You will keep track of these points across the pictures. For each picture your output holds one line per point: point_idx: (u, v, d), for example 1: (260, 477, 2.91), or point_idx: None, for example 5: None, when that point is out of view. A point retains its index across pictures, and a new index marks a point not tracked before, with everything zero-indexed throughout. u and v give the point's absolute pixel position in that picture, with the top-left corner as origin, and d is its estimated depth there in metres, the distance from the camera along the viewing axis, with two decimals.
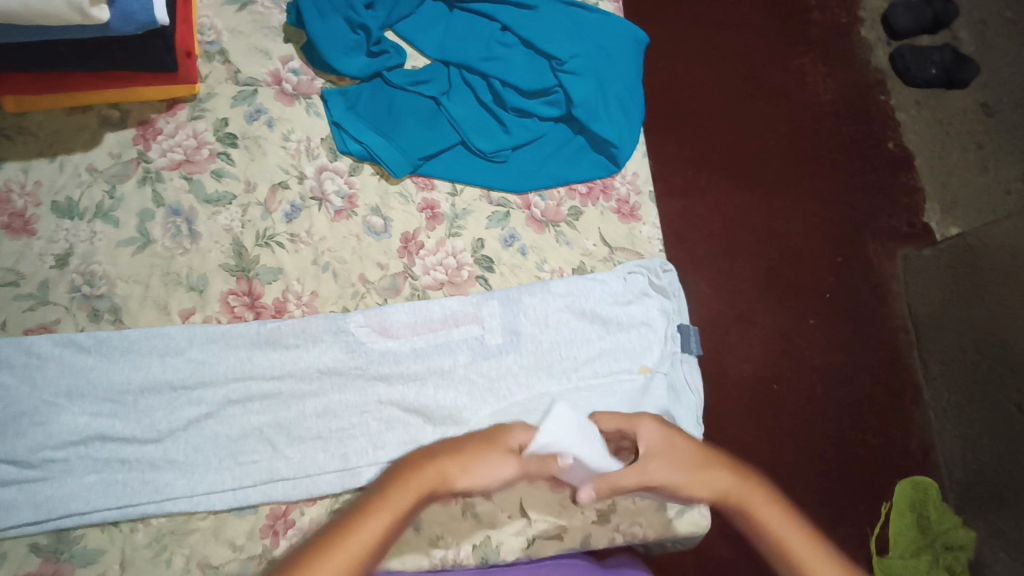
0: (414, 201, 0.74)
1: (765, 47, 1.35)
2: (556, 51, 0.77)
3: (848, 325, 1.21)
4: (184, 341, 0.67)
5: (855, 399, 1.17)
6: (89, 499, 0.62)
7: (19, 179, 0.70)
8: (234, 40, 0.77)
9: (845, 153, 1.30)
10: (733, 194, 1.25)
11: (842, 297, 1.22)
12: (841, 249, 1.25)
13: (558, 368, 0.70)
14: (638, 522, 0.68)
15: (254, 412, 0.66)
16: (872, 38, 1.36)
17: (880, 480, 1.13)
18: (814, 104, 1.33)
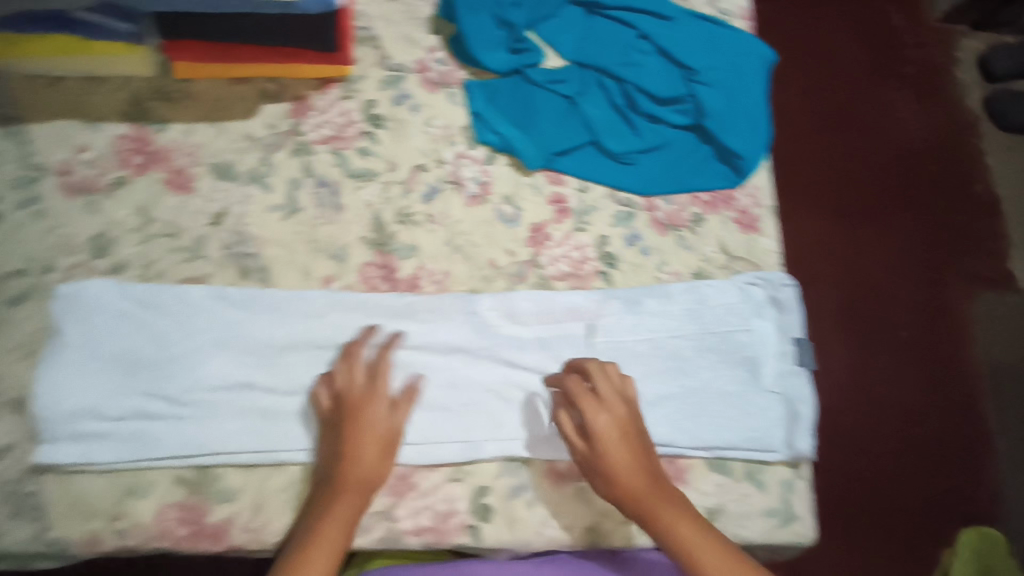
0: (544, 193, 0.77)
1: (859, 79, 1.35)
2: (692, 62, 0.79)
3: (924, 364, 1.20)
4: (326, 305, 0.71)
5: (926, 439, 1.16)
6: (230, 444, 0.67)
7: (182, 139, 0.76)
8: (385, 27, 0.81)
9: (937, 192, 1.29)
10: (816, 222, 1.26)
11: (919, 335, 1.21)
12: (922, 287, 1.24)
13: (670, 372, 0.71)
14: (743, 525, 0.69)
15: (388, 379, 0.70)
16: (966, 79, 1.36)
17: (948, 524, 1.12)
18: (905, 138, 1.32)
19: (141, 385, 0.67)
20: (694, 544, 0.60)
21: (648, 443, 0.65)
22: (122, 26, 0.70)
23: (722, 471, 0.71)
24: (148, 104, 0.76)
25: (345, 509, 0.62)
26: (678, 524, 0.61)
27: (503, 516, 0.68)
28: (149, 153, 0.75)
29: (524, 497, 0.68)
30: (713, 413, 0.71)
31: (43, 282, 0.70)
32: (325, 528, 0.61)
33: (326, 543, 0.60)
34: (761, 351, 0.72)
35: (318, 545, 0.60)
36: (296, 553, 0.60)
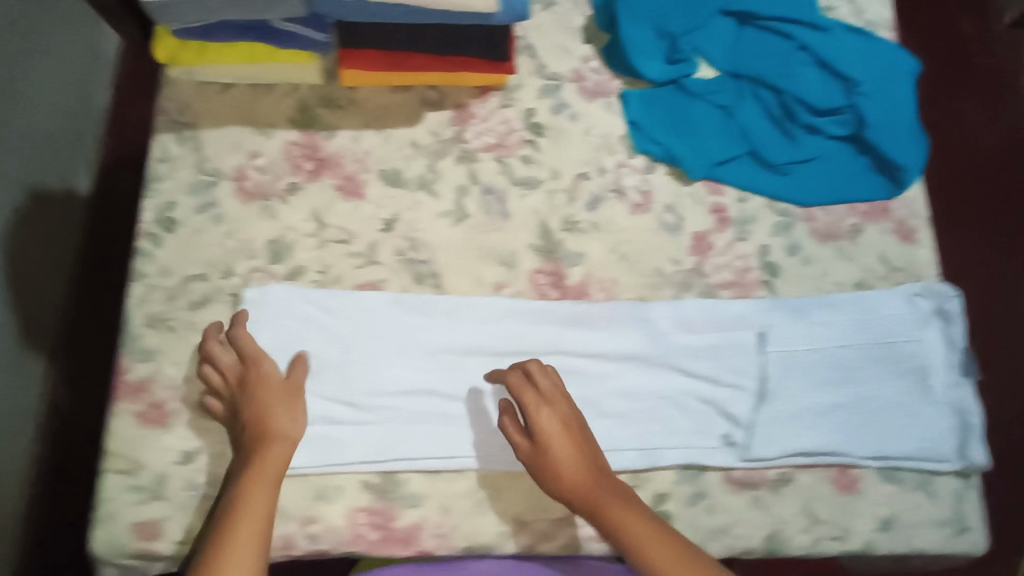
0: (705, 203, 0.78)
1: (931, 95, 1.41)
2: (853, 73, 0.79)
3: (1001, 374, 1.24)
4: (502, 311, 0.71)
5: (1004, 449, 1.19)
6: (420, 448, 0.68)
7: (351, 145, 0.76)
8: (539, 35, 0.81)
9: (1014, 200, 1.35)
10: None
11: (994, 346, 1.26)
12: (994, 296, 1.29)
13: (840, 382, 0.72)
14: (916, 534, 0.70)
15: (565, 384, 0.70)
16: None
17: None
18: (973, 153, 1.38)
19: (325, 390, 0.68)
20: (647, 539, 0.60)
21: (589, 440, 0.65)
22: (315, 35, 0.71)
23: (894, 480, 0.71)
24: (314, 112, 0.77)
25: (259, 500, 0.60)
26: (626, 521, 0.61)
27: (683, 523, 0.68)
28: (320, 160, 0.75)
29: (702, 504, 0.69)
30: (885, 423, 0.71)
31: (226, 286, 0.72)
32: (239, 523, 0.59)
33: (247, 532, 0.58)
34: (929, 361, 0.73)
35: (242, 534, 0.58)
36: (218, 541, 0.58)
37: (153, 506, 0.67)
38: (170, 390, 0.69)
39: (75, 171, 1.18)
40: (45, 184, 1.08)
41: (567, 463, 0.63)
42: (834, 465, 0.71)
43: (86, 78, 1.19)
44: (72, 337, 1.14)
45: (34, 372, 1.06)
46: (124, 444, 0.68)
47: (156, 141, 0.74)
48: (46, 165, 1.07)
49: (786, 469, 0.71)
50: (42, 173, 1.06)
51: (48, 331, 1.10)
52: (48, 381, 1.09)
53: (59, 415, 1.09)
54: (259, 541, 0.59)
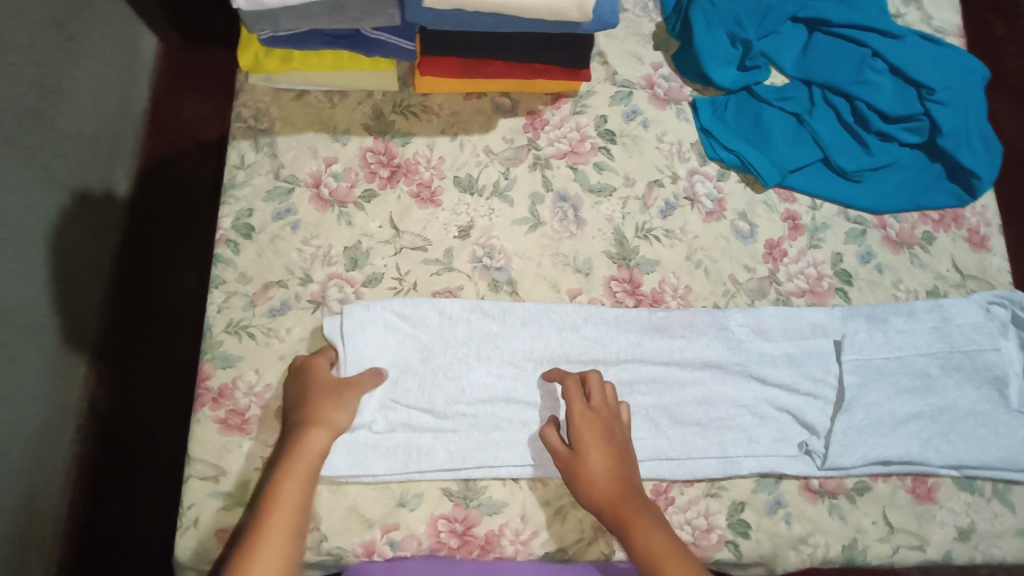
0: (778, 211, 0.78)
1: None
2: (928, 81, 0.78)
3: None
4: (580, 318, 0.72)
5: None
6: (506, 455, 0.67)
7: (425, 153, 0.77)
8: (610, 44, 0.82)
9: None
10: None
11: None
12: None
13: (918, 391, 0.72)
14: (996, 544, 0.69)
15: (646, 390, 0.70)
16: None
17: None
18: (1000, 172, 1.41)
19: (407, 396, 0.68)
20: (666, 555, 0.56)
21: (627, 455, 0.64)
22: (403, 44, 0.71)
23: (970, 489, 0.71)
24: (389, 118, 0.78)
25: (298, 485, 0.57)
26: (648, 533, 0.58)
27: (765, 533, 0.67)
28: (396, 166, 0.76)
29: (782, 513, 0.68)
30: (964, 433, 0.71)
31: (304, 293, 0.72)
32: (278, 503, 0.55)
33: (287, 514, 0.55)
34: (1004, 371, 0.73)
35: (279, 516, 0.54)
36: (255, 525, 0.54)
37: (235, 513, 0.65)
38: (250, 397, 0.68)
39: (117, 170, 1.15)
40: (86, 184, 1.06)
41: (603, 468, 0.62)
42: (912, 474, 0.71)
43: (127, 77, 1.17)
44: (114, 338, 1.10)
45: (76, 375, 1.04)
46: (211, 451, 0.66)
47: (233, 148, 0.75)
48: (87, 166, 1.05)
49: (864, 478, 0.70)
50: (82, 172, 1.04)
51: (92, 332, 1.07)
52: (89, 383, 1.06)
53: (98, 417, 1.06)
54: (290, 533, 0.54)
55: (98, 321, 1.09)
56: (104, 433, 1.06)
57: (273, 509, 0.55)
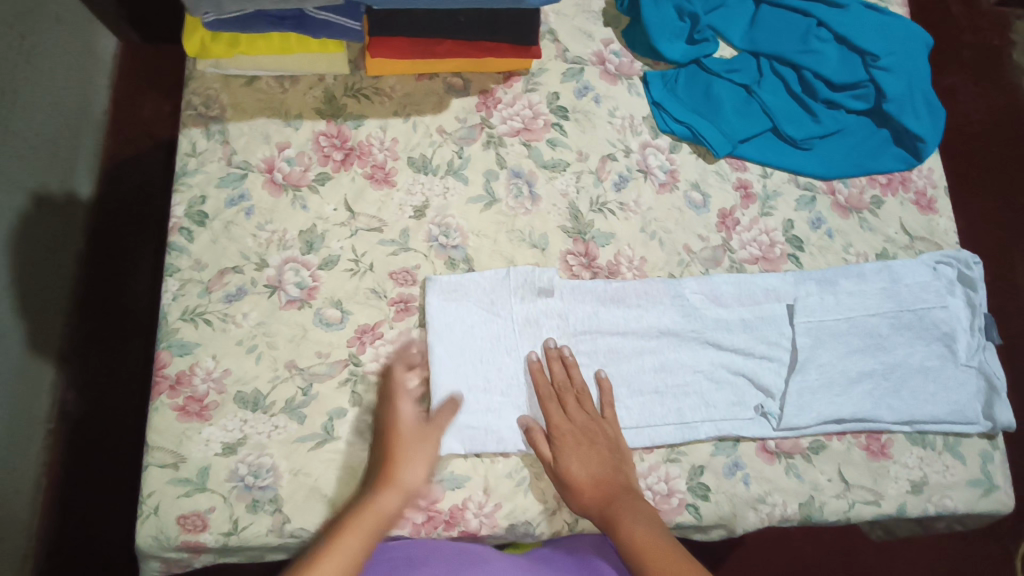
0: (729, 179, 0.79)
1: None
2: (873, 47, 0.80)
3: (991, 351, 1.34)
4: (551, 286, 0.72)
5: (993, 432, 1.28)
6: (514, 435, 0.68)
7: (378, 135, 0.77)
8: (560, 21, 0.83)
9: (993, 174, 1.52)
10: None
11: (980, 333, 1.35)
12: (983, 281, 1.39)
13: (868, 352, 0.73)
14: (948, 496, 0.71)
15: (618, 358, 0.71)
16: (983, 101, 1.57)
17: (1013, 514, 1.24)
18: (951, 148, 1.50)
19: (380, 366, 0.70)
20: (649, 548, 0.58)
21: (625, 452, 0.67)
22: (350, 23, 0.71)
23: (922, 444, 0.73)
24: (341, 102, 0.78)
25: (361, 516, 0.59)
26: (634, 528, 0.60)
27: (723, 494, 0.69)
28: (349, 149, 0.76)
29: (739, 475, 0.70)
30: (914, 388, 0.73)
31: (260, 278, 0.72)
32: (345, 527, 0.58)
33: (354, 536, 0.57)
34: (955, 328, 0.74)
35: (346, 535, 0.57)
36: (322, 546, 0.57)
37: (198, 498, 0.65)
38: (208, 383, 0.68)
39: (78, 172, 1.13)
40: (44, 187, 1.04)
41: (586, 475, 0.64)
42: (865, 431, 0.72)
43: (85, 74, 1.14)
44: (81, 342, 1.09)
45: (43, 379, 1.02)
46: (169, 438, 0.66)
47: (183, 136, 0.75)
48: (44, 168, 1.03)
49: (818, 436, 0.72)
50: (39, 174, 1.02)
51: (57, 337, 1.06)
52: (60, 388, 1.05)
53: (69, 422, 1.05)
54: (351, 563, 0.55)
55: (62, 326, 1.07)
56: (76, 437, 1.05)
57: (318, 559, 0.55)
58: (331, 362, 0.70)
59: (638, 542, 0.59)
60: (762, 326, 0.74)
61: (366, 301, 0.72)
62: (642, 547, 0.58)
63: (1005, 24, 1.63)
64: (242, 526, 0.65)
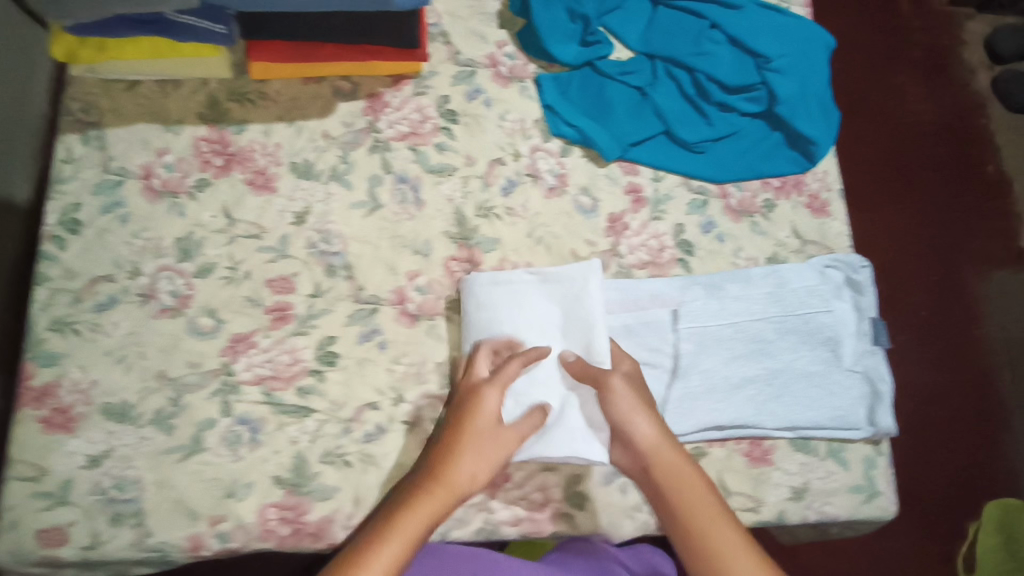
0: (620, 183, 0.78)
1: (851, 86, 1.51)
2: (765, 50, 0.79)
3: (930, 347, 1.35)
4: (486, 293, 0.71)
5: (923, 424, 1.30)
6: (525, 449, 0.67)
7: (260, 140, 0.76)
8: (453, 23, 0.81)
9: (941, 174, 1.48)
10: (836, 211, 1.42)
11: (916, 332, 1.36)
12: (928, 276, 1.40)
13: (753, 358, 0.73)
14: (829, 502, 0.71)
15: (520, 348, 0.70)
16: (938, 89, 1.54)
17: (938, 509, 1.26)
18: (906, 136, 1.49)
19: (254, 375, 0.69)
20: (711, 520, 0.58)
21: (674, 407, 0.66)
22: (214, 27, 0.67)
23: (805, 449, 0.72)
24: (224, 106, 0.76)
25: (437, 500, 0.58)
26: (684, 493, 0.59)
27: (598, 503, 0.69)
28: (229, 154, 0.75)
29: (617, 483, 0.70)
30: (797, 394, 0.72)
31: (133, 287, 0.70)
32: (388, 530, 0.55)
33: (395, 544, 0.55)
34: (840, 333, 0.74)
35: (392, 542, 0.54)
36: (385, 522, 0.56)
37: (58, 512, 0.64)
38: (75, 395, 0.67)
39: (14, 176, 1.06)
40: None
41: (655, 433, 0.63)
42: (747, 437, 0.72)
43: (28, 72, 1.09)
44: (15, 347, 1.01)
45: None
46: (31, 451, 0.65)
47: (59, 141, 0.74)
48: None
49: (699, 443, 0.71)
50: None
51: None
52: None
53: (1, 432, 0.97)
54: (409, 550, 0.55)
55: None
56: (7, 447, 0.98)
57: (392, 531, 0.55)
58: (203, 372, 0.69)
59: (692, 511, 0.58)
60: (647, 332, 0.73)
61: (241, 310, 0.71)
62: (693, 513, 0.58)
63: (955, 25, 1.59)
64: (102, 540, 0.64)
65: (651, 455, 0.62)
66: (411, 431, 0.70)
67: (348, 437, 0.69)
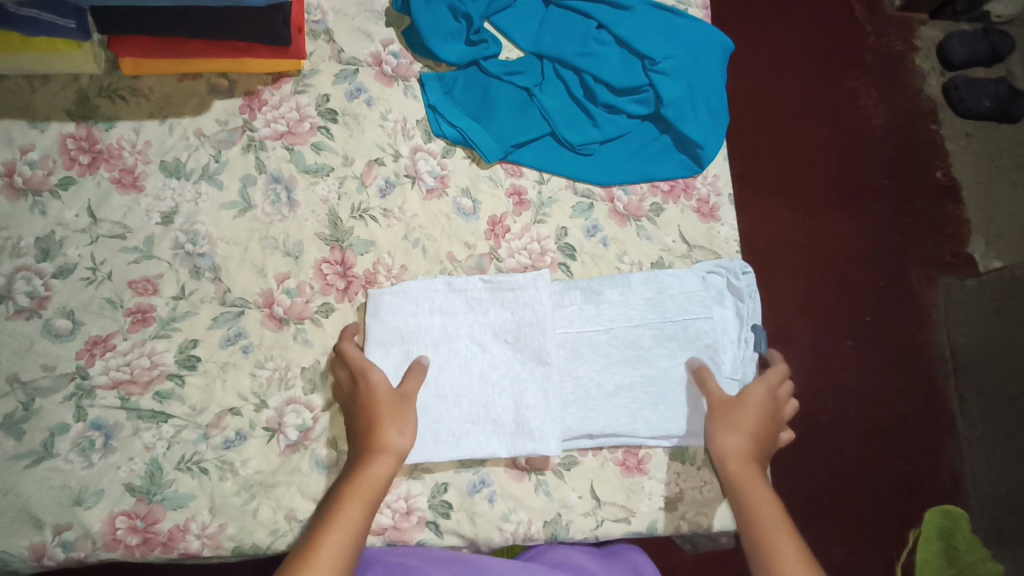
0: (503, 186, 0.77)
1: (797, 86, 1.48)
2: (651, 51, 0.78)
3: (880, 350, 1.33)
4: (402, 294, 0.71)
5: (863, 431, 1.28)
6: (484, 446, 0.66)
7: (130, 137, 0.74)
8: (338, 20, 0.80)
9: (892, 180, 1.43)
10: (779, 212, 1.40)
11: (861, 341, 1.33)
12: (883, 274, 1.37)
13: (631, 363, 0.71)
14: (704, 512, 0.69)
15: (451, 363, 0.70)
16: (892, 87, 1.49)
17: (876, 519, 1.24)
18: (864, 131, 1.46)
19: (110, 378, 0.67)
20: (776, 529, 0.57)
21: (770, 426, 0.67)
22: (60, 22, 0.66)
23: (681, 459, 0.71)
24: (93, 102, 0.74)
25: (381, 467, 0.60)
26: (761, 500, 0.60)
27: (464, 511, 0.67)
28: (96, 152, 0.73)
29: (485, 492, 0.68)
30: (674, 401, 0.70)
31: None
32: (350, 487, 0.58)
33: (354, 507, 0.56)
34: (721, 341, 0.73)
35: (350, 506, 0.56)
36: (338, 493, 0.58)
37: None
38: None
39: None
40: None
41: (744, 448, 0.63)
42: (622, 445, 0.70)
43: None
44: None
45: None
46: None
47: None
48: None
49: (571, 452, 0.70)
50: None
51: None
52: None
53: None
54: (365, 516, 0.57)
55: None
56: None
57: (346, 499, 0.57)
58: (56, 376, 0.67)
59: (765, 517, 0.58)
60: (527, 336, 0.71)
61: (99, 311, 0.69)
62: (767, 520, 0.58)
63: (905, 29, 1.53)
64: None
65: (735, 462, 0.63)
66: (272, 438, 0.68)
67: (206, 443, 0.67)
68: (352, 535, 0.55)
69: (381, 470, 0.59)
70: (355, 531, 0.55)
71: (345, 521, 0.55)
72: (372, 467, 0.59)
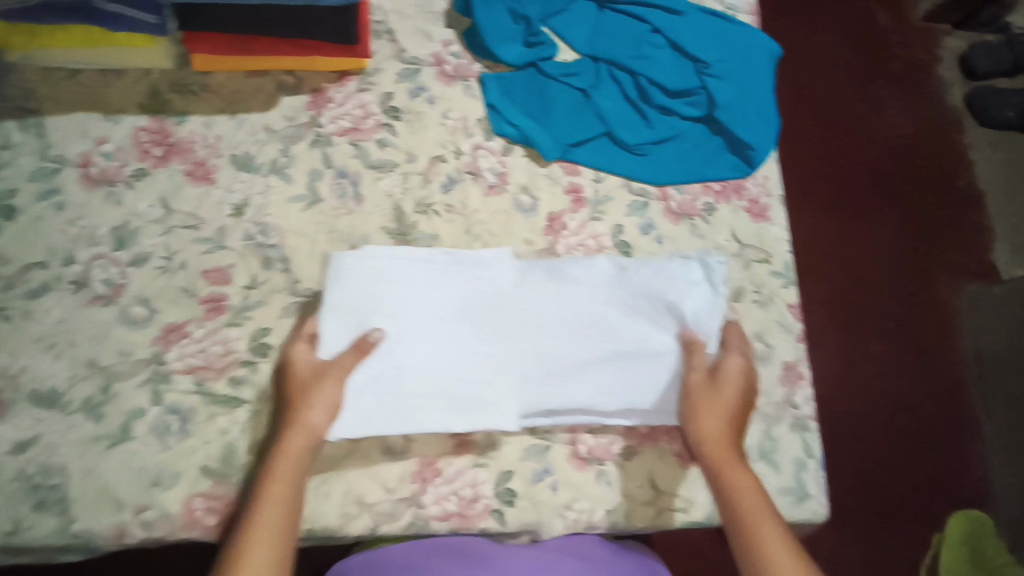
0: (561, 183, 0.79)
1: (825, 93, 1.51)
2: (702, 55, 0.81)
3: (908, 354, 1.35)
4: (395, 266, 0.72)
5: (892, 434, 1.30)
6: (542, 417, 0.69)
7: (202, 131, 0.76)
8: (400, 21, 0.82)
9: (919, 186, 1.45)
10: (809, 217, 1.42)
11: (889, 344, 1.35)
12: (911, 279, 1.39)
13: (605, 336, 0.72)
14: None
15: (433, 329, 0.71)
16: (920, 95, 1.51)
17: (906, 520, 1.25)
18: (892, 138, 1.48)
19: (183, 364, 0.69)
20: (760, 518, 0.60)
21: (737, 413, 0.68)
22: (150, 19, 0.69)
23: None
24: (165, 97, 0.77)
25: (298, 442, 0.62)
26: (742, 487, 0.62)
27: (528, 499, 0.69)
28: (169, 145, 0.75)
29: (548, 480, 0.69)
30: (641, 375, 0.71)
31: (67, 274, 0.70)
32: (278, 463, 0.60)
33: (279, 485, 0.59)
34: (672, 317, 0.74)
35: (273, 483, 0.59)
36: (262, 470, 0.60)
37: None
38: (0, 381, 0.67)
39: None
40: None
41: (721, 436, 0.65)
42: (679, 438, 0.72)
43: None
44: None
45: None
46: None
47: None
48: None
49: (630, 443, 0.72)
50: None
51: None
52: None
53: None
54: (291, 491, 0.59)
55: None
56: None
57: (274, 477, 0.60)
58: (133, 361, 0.69)
59: (745, 506, 0.61)
60: (540, 311, 0.73)
61: (174, 299, 0.71)
62: (749, 511, 0.60)
63: (933, 39, 1.55)
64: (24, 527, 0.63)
65: (711, 452, 0.64)
66: None
67: None
68: (281, 512, 0.58)
69: (294, 443, 0.62)
70: (285, 506, 0.58)
71: (274, 497, 0.58)
72: (296, 442, 0.62)
